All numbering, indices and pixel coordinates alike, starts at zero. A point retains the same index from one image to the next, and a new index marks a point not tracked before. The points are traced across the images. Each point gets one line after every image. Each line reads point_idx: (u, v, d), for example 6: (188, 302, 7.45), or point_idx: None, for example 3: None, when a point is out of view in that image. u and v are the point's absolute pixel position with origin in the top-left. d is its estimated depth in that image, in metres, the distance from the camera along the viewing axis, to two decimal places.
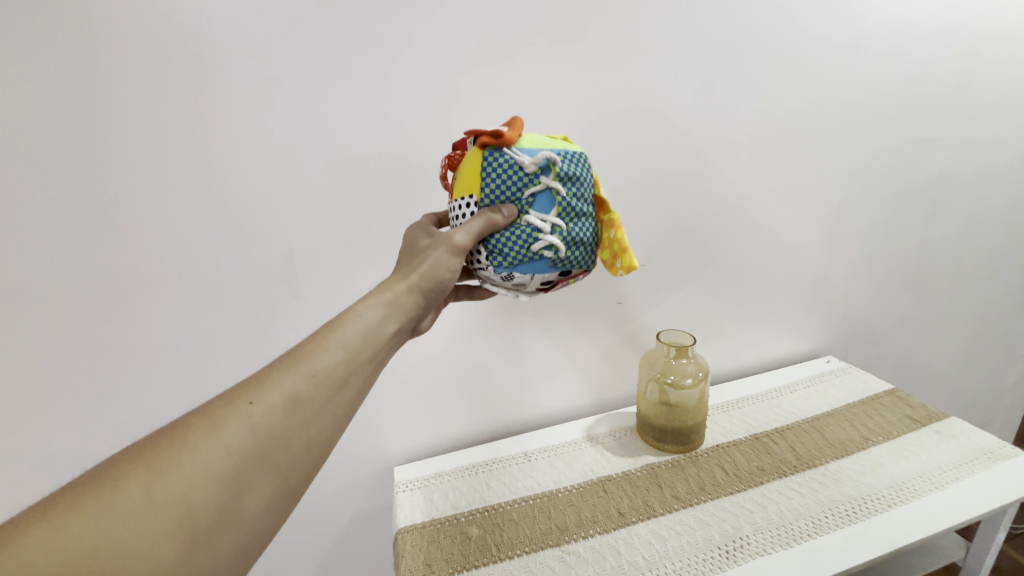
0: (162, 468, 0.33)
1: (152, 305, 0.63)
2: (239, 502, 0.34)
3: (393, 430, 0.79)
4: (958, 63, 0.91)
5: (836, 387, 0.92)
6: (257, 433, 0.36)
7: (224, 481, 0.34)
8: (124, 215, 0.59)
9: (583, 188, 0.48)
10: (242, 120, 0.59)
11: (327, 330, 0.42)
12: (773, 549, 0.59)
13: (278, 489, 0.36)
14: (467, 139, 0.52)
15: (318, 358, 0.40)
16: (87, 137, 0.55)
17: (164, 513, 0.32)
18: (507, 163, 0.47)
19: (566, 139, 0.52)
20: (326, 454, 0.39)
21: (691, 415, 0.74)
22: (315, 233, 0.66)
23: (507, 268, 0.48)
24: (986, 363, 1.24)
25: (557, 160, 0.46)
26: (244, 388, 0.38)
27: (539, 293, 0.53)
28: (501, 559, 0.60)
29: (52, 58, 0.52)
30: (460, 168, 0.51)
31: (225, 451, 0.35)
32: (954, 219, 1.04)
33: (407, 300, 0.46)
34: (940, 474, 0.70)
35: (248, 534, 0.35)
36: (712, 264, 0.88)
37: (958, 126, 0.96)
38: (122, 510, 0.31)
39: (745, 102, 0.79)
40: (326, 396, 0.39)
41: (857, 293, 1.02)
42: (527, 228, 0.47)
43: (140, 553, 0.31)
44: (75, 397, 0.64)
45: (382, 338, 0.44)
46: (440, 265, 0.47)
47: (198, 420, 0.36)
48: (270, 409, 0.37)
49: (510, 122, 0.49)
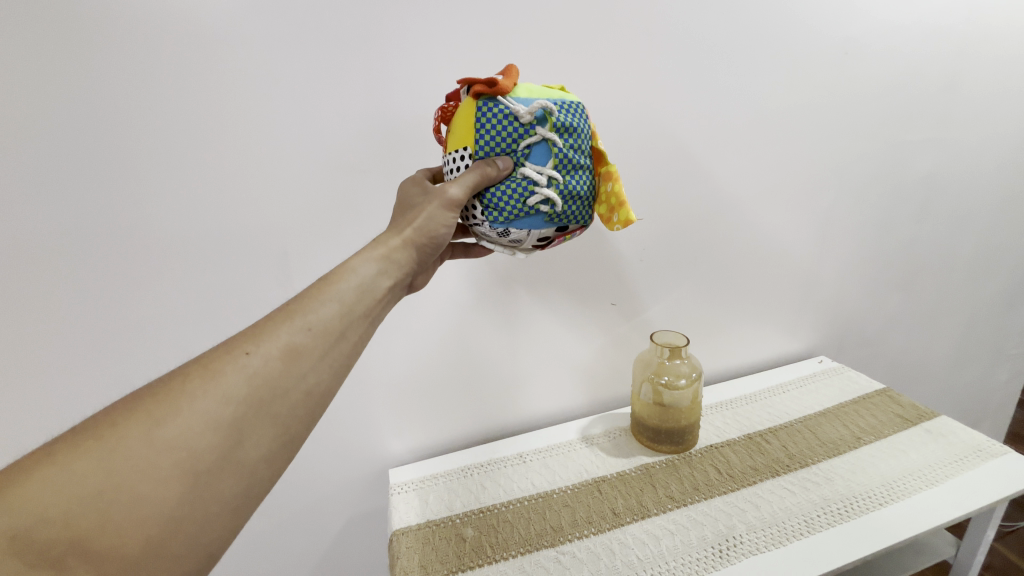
0: (162, 414, 0.33)
1: (150, 303, 0.63)
2: (239, 449, 0.34)
3: (388, 431, 0.79)
4: (945, 65, 0.92)
5: (828, 386, 0.93)
6: (254, 383, 0.36)
7: (224, 429, 0.34)
8: (124, 215, 0.59)
9: (580, 139, 0.49)
10: (236, 119, 0.60)
11: (323, 283, 0.42)
12: (766, 548, 0.60)
13: (278, 439, 0.36)
14: (461, 89, 0.51)
15: (315, 312, 0.40)
16: (81, 134, 0.56)
17: (164, 458, 0.32)
18: (502, 113, 0.47)
19: (562, 90, 0.52)
20: (326, 405, 0.39)
21: (685, 416, 0.74)
22: (310, 233, 0.67)
23: (503, 223, 0.49)
24: (976, 360, 1.25)
25: (553, 110, 0.46)
26: (241, 340, 0.38)
27: (536, 251, 0.54)
28: (496, 560, 0.60)
29: (55, 58, 0.53)
30: (455, 118, 0.51)
31: (223, 399, 0.35)
32: (942, 217, 1.05)
33: (402, 255, 0.46)
34: (929, 472, 0.71)
35: (249, 481, 0.35)
36: (705, 264, 0.89)
37: (946, 126, 0.97)
38: (123, 452, 0.32)
39: (736, 104, 0.80)
40: (324, 348, 0.39)
41: (848, 291, 1.03)
42: (523, 180, 0.47)
43: (142, 494, 0.31)
44: (72, 397, 0.64)
45: (379, 292, 0.44)
46: (434, 220, 0.48)
47: (197, 369, 0.36)
48: (267, 360, 0.37)
49: (504, 71, 0.48)
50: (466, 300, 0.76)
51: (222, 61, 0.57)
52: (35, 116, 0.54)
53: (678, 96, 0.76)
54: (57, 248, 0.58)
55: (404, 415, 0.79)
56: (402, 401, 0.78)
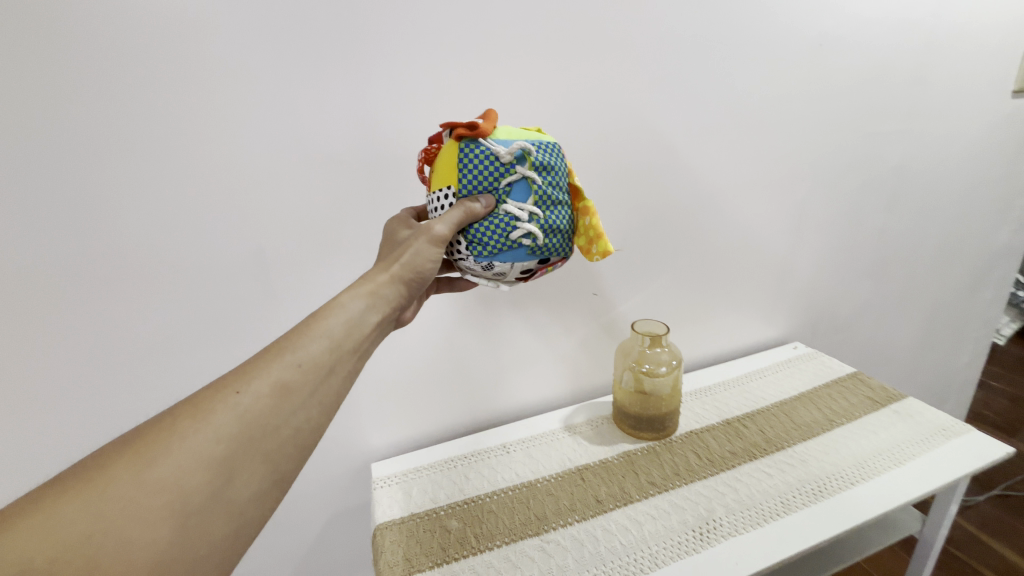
0: (153, 455, 0.32)
1: (115, 305, 0.60)
2: (230, 487, 0.34)
3: (370, 428, 0.78)
4: (913, 59, 0.94)
5: (803, 371, 0.95)
6: (245, 421, 0.35)
7: (215, 466, 0.33)
8: (88, 220, 0.56)
9: (559, 176, 0.49)
10: (205, 112, 0.57)
11: (312, 320, 0.41)
12: (744, 530, 0.61)
13: (269, 475, 0.36)
14: (443, 132, 0.51)
15: (305, 347, 0.39)
16: (34, 124, 0.52)
17: (154, 499, 0.31)
18: (483, 155, 0.47)
19: (539, 131, 0.52)
20: (316, 442, 0.39)
21: (665, 403, 0.75)
22: (288, 230, 0.65)
23: (487, 257, 0.48)
24: (940, 345, 1.30)
25: (532, 149, 0.46)
26: (231, 378, 0.37)
27: (519, 283, 0.53)
28: (480, 551, 0.60)
29: (15, 58, 0.50)
30: (438, 160, 0.50)
31: (215, 438, 0.34)
32: (910, 208, 1.08)
33: (389, 291, 0.45)
34: (898, 452, 0.73)
35: (239, 521, 0.34)
36: (683, 255, 0.90)
37: (914, 120, 1.00)
38: (114, 495, 0.31)
39: (714, 94, 0.80)
40: (313, 385, 0.39)
41: (821, 281, 1.06)
42: (505, 217, 0.47)
43: (132, 537, 0.30)
44: (31, 403, 0.61)
45: (367, 327, 0.43)
46: (421, 255, 0.47)
47: (187, 409, 0.35)
48: (258, 398, 0.36)
49: (484, 114, 0.49)
50: (449, 296, 0.75)
51: (194, 57, 0.55)
52: None
53: (657, 87, 0.76)
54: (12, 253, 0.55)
55: (385, 412, 0.78)
56: (385, 398, 0.77)
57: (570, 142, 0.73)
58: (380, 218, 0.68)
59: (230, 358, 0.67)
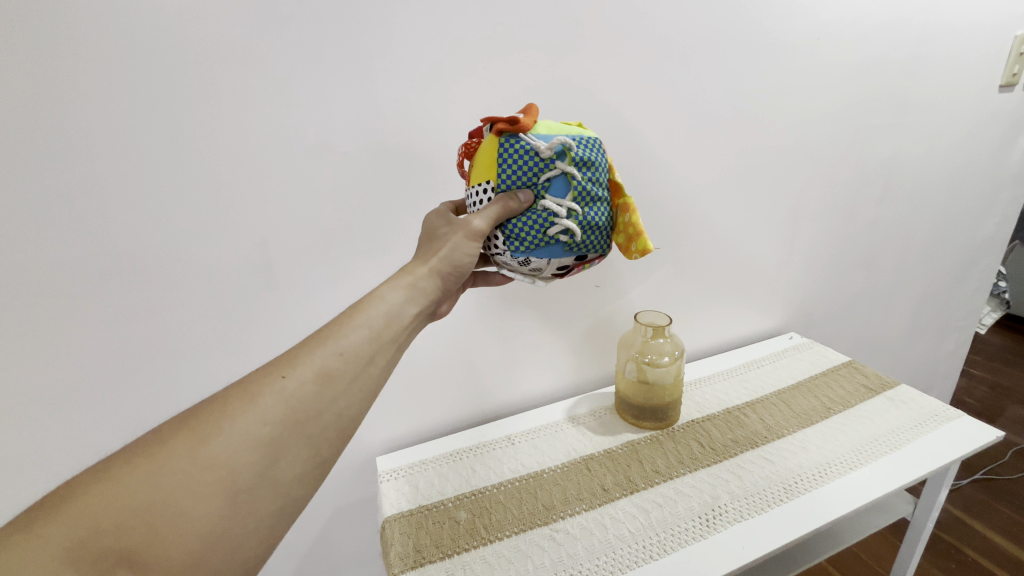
0: (206, 433, 0.34)
1: (110, 297, 0.58)
2: (275, 469, 0.35)
3: (376, 421, 0.78)
4: (906, 53, 0.96)
5: (800, 360, 0.97)
6: (290, 405, 0.36)
7: (261, 448, 0.35)
8: (76, 207, 0.54)
9: (599, 172, 0.49)
10: (211, 99, 0.55)
11: (353, 310, 0.42)
12: (749, 515, 0.63)
13: (312, 459, 0.37)
14: (483, 127, 0.51)
15: (346, 336, 0.40)
16: (36, 114, 0.50)
17: (206, 475, 0.33)
18: (523, 149, 0.47)
19: (579, 126, 0.52)
20: (355, 428, 0.39)
21: (669, 393, 0.76)
22: (295, 221, 0.63)
23: (524, 253, 0.49)
24: (927, 335, 1.34)
25: (572, 145, 0.47)
26: (277, 363, 0.38)
27: (555, 279, 0.54)
28: (490, 542, 0.60)
29: (19, 42, 0.48)
30: (477, 154, 0.50)
31: (261, 420, 0.35)
32: (901, 201, 1.11)
33: (428, 283, 0.46)
34: (894, 437, 0.75)
35: (284, 499, 0.35)
36: (684, 247, 0.91)
37: (906, 113, 1.02)
38: (171, 469, 0.32)
39: (715, 87, 0.81)
40: (354, 372, 0.39)
41: (816, 272, 1.08)
42: (544, 213, 0.47)
43: (188, 508, 0.32)
44: (30, 401, 0.59)
45: (405, 319, 0.44)
46: (459, 250, 0.47)
47: (237, 391, 0.36)
48: (303, 383, 0.37)
49: (524, 110, 0.49)
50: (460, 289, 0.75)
51: (207, 46, 0.54)
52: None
53: (665, 82, 0.77)
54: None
55: (394, 404, 0.78)
56: (397, 389, 0.77)
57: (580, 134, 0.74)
58: (388, 211, 0.68)
59: (236, 352, 0.66)
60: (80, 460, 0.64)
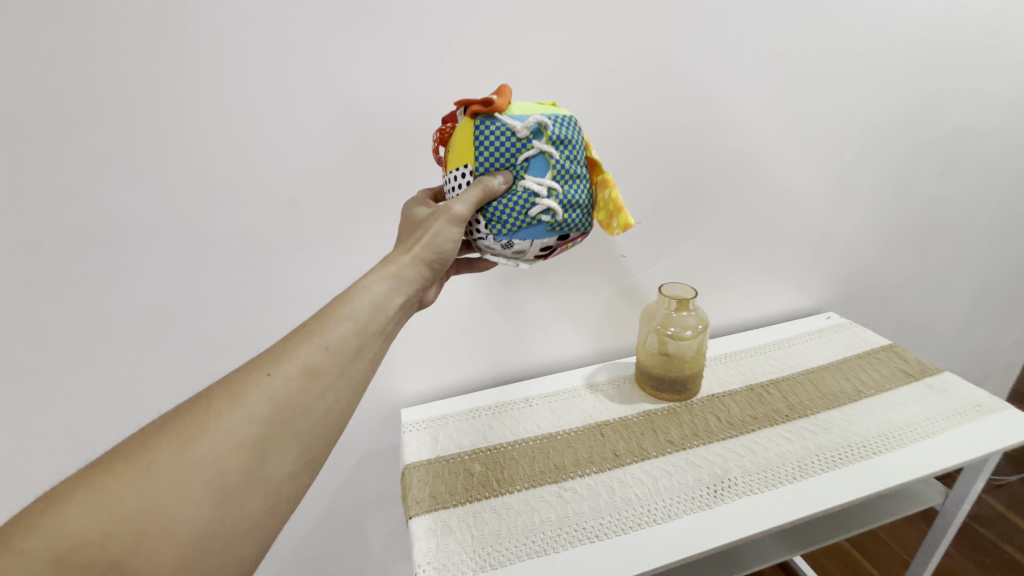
0: (191, 437, 0.36)
1: (147, 257, 0.64)
2: (265, 467, 0.38)
3: (396, 380, 0.82)
4: (989, 8, 0.86)
5: (835, 341, 0.93)
6: (277, 403, 0.39)
7: (250, 446, 0.37)
8: (103, 176, 0.59)
9: (576, 150, 0.49)
10: (238, 69, 0.58)
11: (338, 303, 0.44)
12: (759, 490, 0.63)
13: (302, 455, 0.39)
14: (457, 111, 0.51)
15: (331, 330, 0.42)
16: (87, 84, 0.55)
17: (193, 479, 0.35)
18: (499, 131, 0.46)
19: (554, 104, 0.52)
20: (345, 422, 0.42)
21: (689, 365, 0.76)
22: (321, 186, 0.66)
23: (507, 235, 0.49)
24: (988, 321, 1.24)
25: (548, 123, 0.47)
26: (263, 361, 0.41)
27: (539, 260, 0.54)
28: (502, 493, 0.63)
29: (68, 18, 0.53)
30: (453, 139, 0.50)
31: (249, 421, 0.38)
32: (967, 176, 1.01)
33: (412, 273, 0.47)
34: (926, 425, 0.72)
35: (275, 499, 0.38)
36: (716, 219, 0.87)
37: (982, 76, 0.92)
38: (157, 474, 0.35)
39: (759, 49, 0.76)
40: (340, 367, 0.42)
41: (862, 251, 1.02)
42: (524, 193, 0.47)
43: (176, 512, 0.34)
44: (96, 345, 0.67)
45: (391, 309, 0.46)
46: (442, 236, 0.48)
47: (222, 392, 0.39)
48: (288, 380, 0.40)
49: (498, 90, 0.48)
50: None
51: (210, 17, 0.56)
52: (54, 79, 0.54)
53: (699, 43, 0.72)
54: (42, 201, 0.58)
55: (414, 365, 0.82)
56: (407, 355, 0.81)
57: (617, 101, 0.72)
58: (409, 175, 0.69)
59: (272, 308, 0.71)
60: (140, 398, 0.71)
